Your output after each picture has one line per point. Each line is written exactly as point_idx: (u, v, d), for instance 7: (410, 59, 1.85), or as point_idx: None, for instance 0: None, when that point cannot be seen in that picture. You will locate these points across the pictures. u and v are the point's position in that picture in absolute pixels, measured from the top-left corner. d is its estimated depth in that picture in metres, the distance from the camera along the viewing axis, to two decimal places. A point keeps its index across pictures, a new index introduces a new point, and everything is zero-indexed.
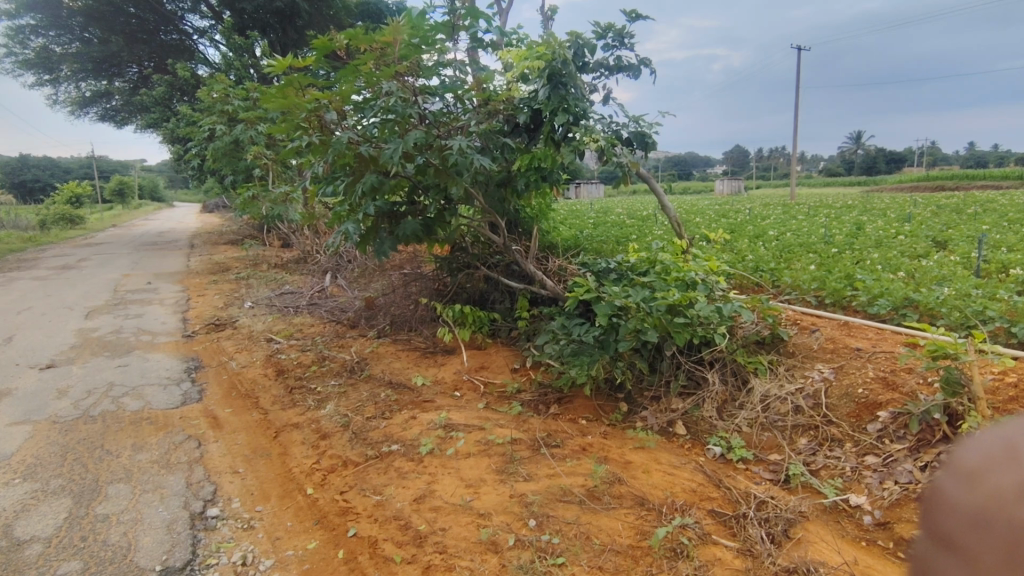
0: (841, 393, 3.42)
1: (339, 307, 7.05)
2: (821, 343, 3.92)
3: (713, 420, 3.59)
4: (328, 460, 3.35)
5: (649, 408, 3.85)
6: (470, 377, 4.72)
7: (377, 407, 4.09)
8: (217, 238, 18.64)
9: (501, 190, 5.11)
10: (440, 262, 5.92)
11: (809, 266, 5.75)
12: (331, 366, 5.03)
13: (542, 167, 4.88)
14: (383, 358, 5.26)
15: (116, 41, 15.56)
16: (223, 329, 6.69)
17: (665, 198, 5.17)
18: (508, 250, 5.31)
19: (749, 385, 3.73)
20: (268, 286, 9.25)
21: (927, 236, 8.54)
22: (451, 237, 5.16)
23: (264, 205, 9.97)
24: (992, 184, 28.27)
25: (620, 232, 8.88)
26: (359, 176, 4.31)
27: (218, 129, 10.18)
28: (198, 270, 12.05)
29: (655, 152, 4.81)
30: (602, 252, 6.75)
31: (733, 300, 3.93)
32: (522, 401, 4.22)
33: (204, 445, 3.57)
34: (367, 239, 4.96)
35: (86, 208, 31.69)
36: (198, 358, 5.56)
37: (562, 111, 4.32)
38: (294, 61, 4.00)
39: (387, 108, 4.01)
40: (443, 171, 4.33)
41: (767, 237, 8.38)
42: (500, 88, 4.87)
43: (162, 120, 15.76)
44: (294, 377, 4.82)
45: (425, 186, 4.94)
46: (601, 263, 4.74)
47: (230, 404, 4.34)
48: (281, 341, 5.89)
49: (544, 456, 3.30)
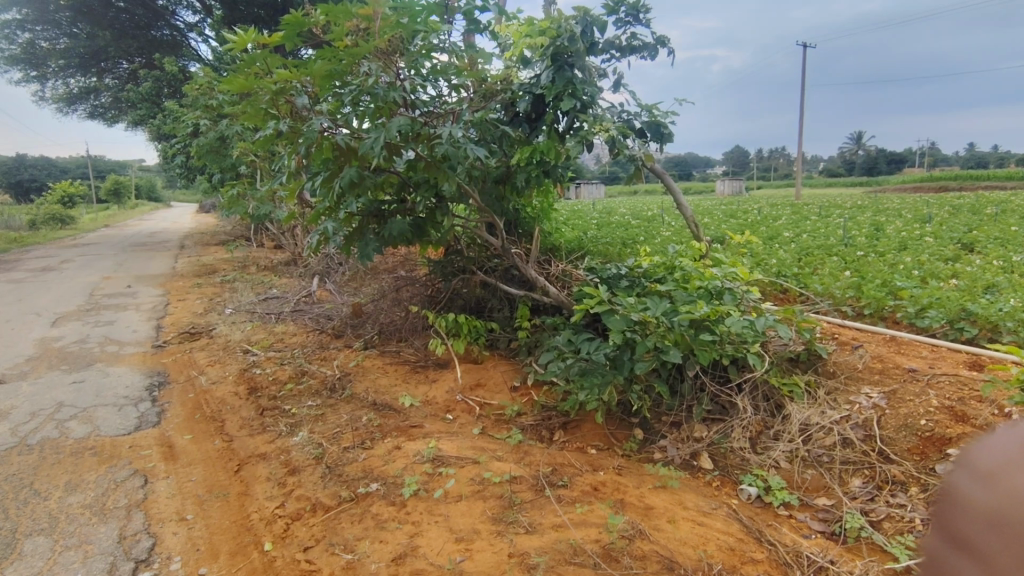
0: (898, 424, 2.92)
1: (325, 314, 6.54)
2: (867, 362, 3.41)
3: (745, 453, 3.09)
4: (294, 504, 2.84)
5: (669, 437, 3.36)
6: (464, 397, 4.22)
7: (358, 434, 3.58)
8: (208, 238, 18.18)
9: (499, 187, 4.59)
10: (433, 266, 5.43)
11: (837, 271, 5.26)
12: (309, 383, 4.52)
13: (544, 161, 4.39)
14: (369, 374, 4.75)
15: (103, 36, 14.99)
16: (198, 338, 6.18)
17: (681, 197, 4.64)
18: (508, 253, 4.81)
19: (785, 412, 3.25)
20: (253, 291, 8.73)
21: (952, 238, 8.07)
22: (445, 239, 4.66)
23: (251, 204, 9.44)
24: (995, 185, 27.87)
25: (626, 234, 8.40)
26: (337, 170, 3.81)
27: (202, 124, 9.65)
28: (184, 272, 11.53)
29: (672, 144, 4.28)
30: (610, 255, 6.25)
31: (764, 313, 3.43)
32: (522, 427, 3.73)
33: (151, 484, 3.06)
34: (351, 242, 4.45)
35: (80, 208, 31.14)
36: (165, 372, 5.05)
37: (568, 95, 3.82)
38: (258, 37, 3.40)
39: (366, 91, 3.48)
40: (434, 165, 3.80)
41: (784, 238, 7.90)
42: (498, 73, 4.36)
43: (150, 117, 15.22)
44: (268, 397, 4.30)
45: (414, 183, 4.39)
46: (611, 269, 4.23)
47: (190, 428, 3.83)
48: (258, 352, 5.38)
49: (549, 500, 2.79)
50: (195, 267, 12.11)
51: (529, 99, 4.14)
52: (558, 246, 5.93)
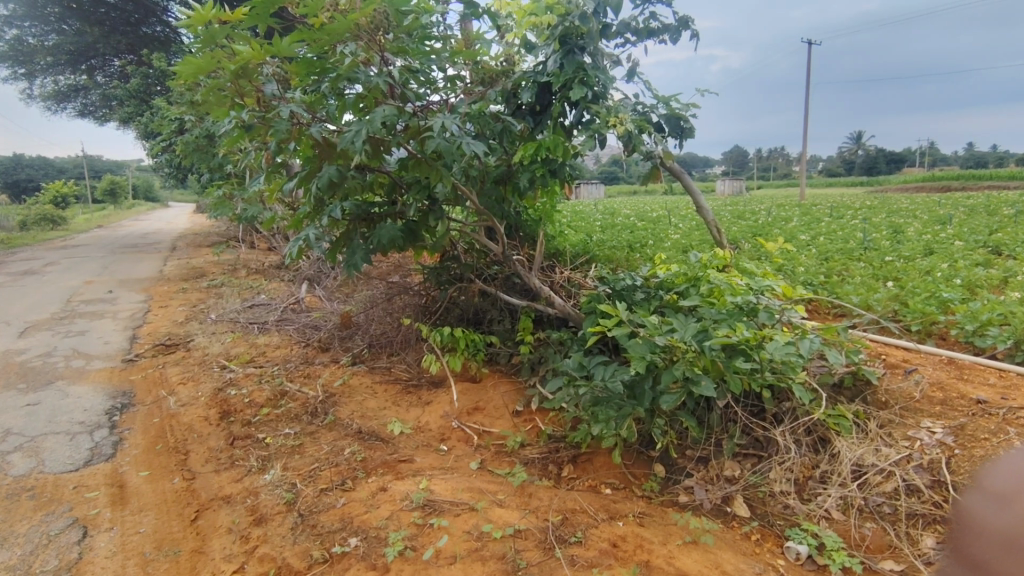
0: (973, 469, 2.47)
1: (313, 324, 6.09)
2: (925, 391, 2.96)
3: (789, 500, 2.63)
4: (256, 566, 2.40)
5: (696, 477, 2.91)
6: (461, 424, 3.79)
7: (337, 472, 3.13)
8: (199, 239, 17.70)
9: (500, 188, 4.13)
10: (427, 273, 4.97)
11: (869, 280, 4.83)
12: (288, 406, 4.07)
13: (550, 159, 3.92)
14: (356, 395, 4.31)
15: (91, 31, 14.46)
16: (173, 350, 5.73)
17: (703, 200, 4.15)
18: (509, 260, 4.36)
19: (831, 449, 2.80)
20: (239, 297, 8.28)
21: (978, 241, 7.63)
22: (439, 245, 4.20)
23: (239, 205, 8.97)
24: (999, 185, 27.46)
25: (633, 236, 7.97)
26: (313, 168, 3.32)
27: (187, 120, 9.16)
28: (170, 275, 11.07)
29: (693, 139, 3.81)
30: (619, 262, 5.80)
31: (807, 332, 2.95)
32: (526, 462, 3.29)
33: (90, 539, 2.64)
34: (335, 249, 3.99)
35: (73, 209, 30.57)
36: (132, 392, 4.60)
37: (578, 83, 3.37)
38: (220, 13, 2.87)
39: (345, 76, 3.03)
40: (426, 163, 3.31)
41: (800, 241, 7.46)
42: (499, 60, 3.90)
43: (139, 115, 14.73)
44: (241, 422, 3.85)
45: (405, 185, 3.96)
46: (624, 280, 3.80)
47: (149, 463, 3.39)
48: (236, 368, 4.93)
49: (560, 562, 2.35)
50: (182, 270, 11.64)
51: (534, 88, 3.70)
52: (564, 252, 5.48)
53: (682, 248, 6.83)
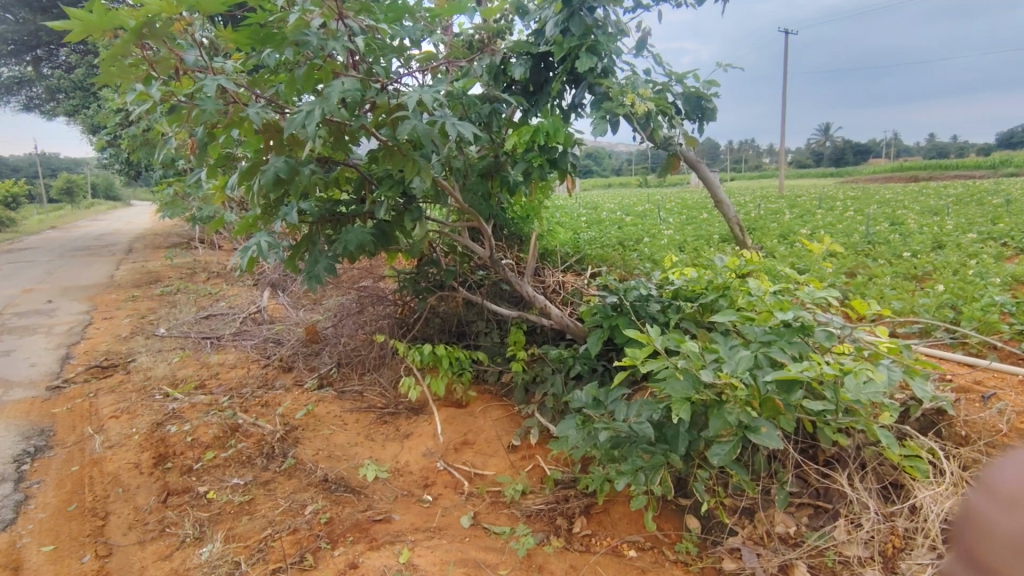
0: None
1: (274, 338, 5.39)
2: (1013, 423, 2.38)
3: (868, 572, 2.08)
4: None
5: (745, 538, 2.34)
6: (447, 465, 3.19)
7: (294, 543, 2.50)
8: (157, 240, 16.68)
9: (486, 182, 3.53)
10: (404, 281, 4.33)
11: (898, 281, 4.34)
12: (240, 445, 3.42)
13: (548, 147, 3.37)
14: (322, 428, 3.68)
15: (30, 18, 13.27)
16: (110, 373, 4.99)
17: (724, 194, 3.60)
18: (498, 266, 3.76)
19: (911, 500, 2.26)
20: (194, 306, 7.51)
21: (984, 232, 7.27)
22: (417, 250, 3.56)
23: (194, 205, 8.17)
24: (968, 173, 27.82)
25: (625, 232, 7.43)
26: (258, 161, 2.65)
27: (133, 111, 8.30)
28: (120, 282, 10.17)
29: (716, 121, 3.25)
30: (617, 263, 5.23)
31: (877, 356, 2.39)
32: (529, 517, 2.71)
33: None
34: (294, 258, 3.34)
35: (24, 208, 28.91)
36: (50, 432, 3.88)
37: (587, 53, 2.80)
38: None
39: (293, 40, 2.35)
40: (399, 153, 2.66)
41: (801, 234, 7.03)
42: (487, 30, 3.28)
43: (85, 108, 13.62)
44: (179, 470, 3.19)
45: (375, 180, 3.32)
46: (636, 289, 3.28)
47: (58, 535, 2.71)
48: (181, 397, 4.24)
49: None
50: (134, 275, 10.73)
51: (529, 63, 3.12)
52: (557, 253, 4.90)
53: (680, 246, 6.32)
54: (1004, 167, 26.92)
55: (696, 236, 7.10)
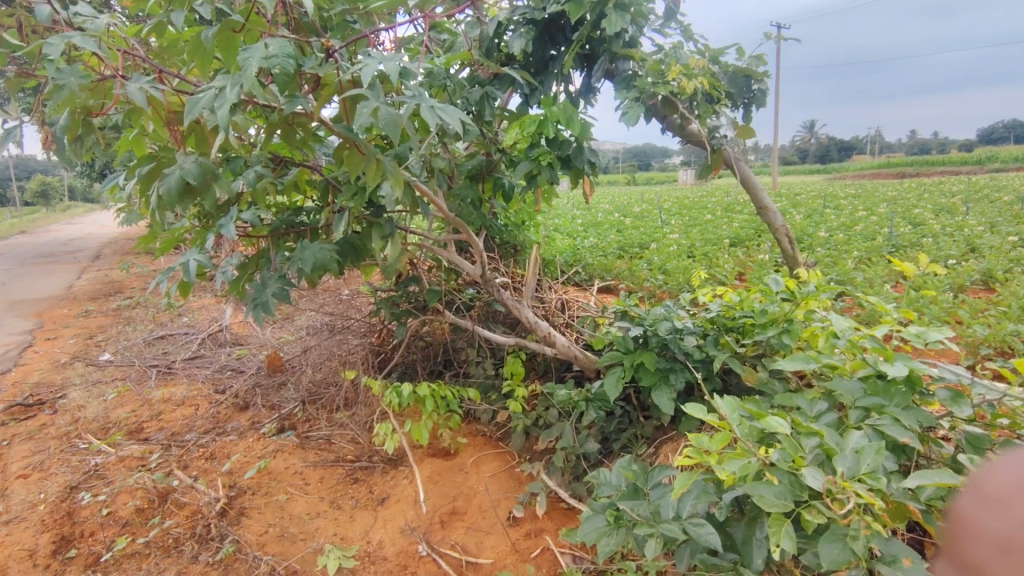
0: None
1: (231, 365, 4.65)
2: None
3: None
4: None
5: None
6: (429, 549, 2.50)
7: None
8: (125, 246, 15.75)
9: (477, 185, 2.87)
10: (377, 303, 3.62)
11: (958, 297, 3.73)
12: (168, 521, 2.73)
13: (557, 140, 2.62)
14: (275, 490, 2.97)
15: None
16: (35, 413, 4.24)
17: (767, 198, 2.92)
18: (491, 284, 3.06)
19: None
20: (150, 322, 6.73)
21: (1014, 232, 6.73)
22: (390, 269, 2.85)
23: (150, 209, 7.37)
24: (959, 168, 27.67)
25: (629, 236, 6.79)
26: (162, 162, 1.95)
27: None
28: (75, 294, 9.31)
29: (765, 107, 2.63)
30: (625, 276, 4.56)
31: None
32: None
33: None
34: (234, 284, 2.62)
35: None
36: None
37: (617, 11, 2.14)
38: None
39: None
40: (361, 149, 1.96)
41: (822, 237, 6.43)
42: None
43: None
44: (83, 563, 2.50)
45: (335, 183, 2.60)
46: (666, 320, 2.55)
47: None
48: (109, 447, 3.52)
49: None
50: (93, 285, 9.88)
51: (530, 34, 2.44)
52: (559, 266, 4.22)
53: (692, 253, 5.66)
54: (994, 163, 26.77)
55: (707, 240, 6.47)
